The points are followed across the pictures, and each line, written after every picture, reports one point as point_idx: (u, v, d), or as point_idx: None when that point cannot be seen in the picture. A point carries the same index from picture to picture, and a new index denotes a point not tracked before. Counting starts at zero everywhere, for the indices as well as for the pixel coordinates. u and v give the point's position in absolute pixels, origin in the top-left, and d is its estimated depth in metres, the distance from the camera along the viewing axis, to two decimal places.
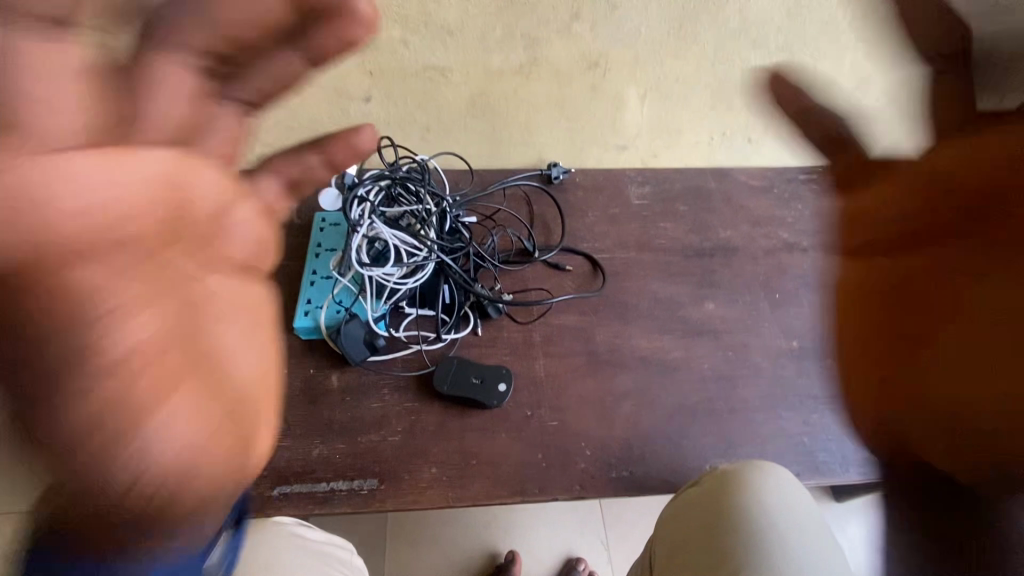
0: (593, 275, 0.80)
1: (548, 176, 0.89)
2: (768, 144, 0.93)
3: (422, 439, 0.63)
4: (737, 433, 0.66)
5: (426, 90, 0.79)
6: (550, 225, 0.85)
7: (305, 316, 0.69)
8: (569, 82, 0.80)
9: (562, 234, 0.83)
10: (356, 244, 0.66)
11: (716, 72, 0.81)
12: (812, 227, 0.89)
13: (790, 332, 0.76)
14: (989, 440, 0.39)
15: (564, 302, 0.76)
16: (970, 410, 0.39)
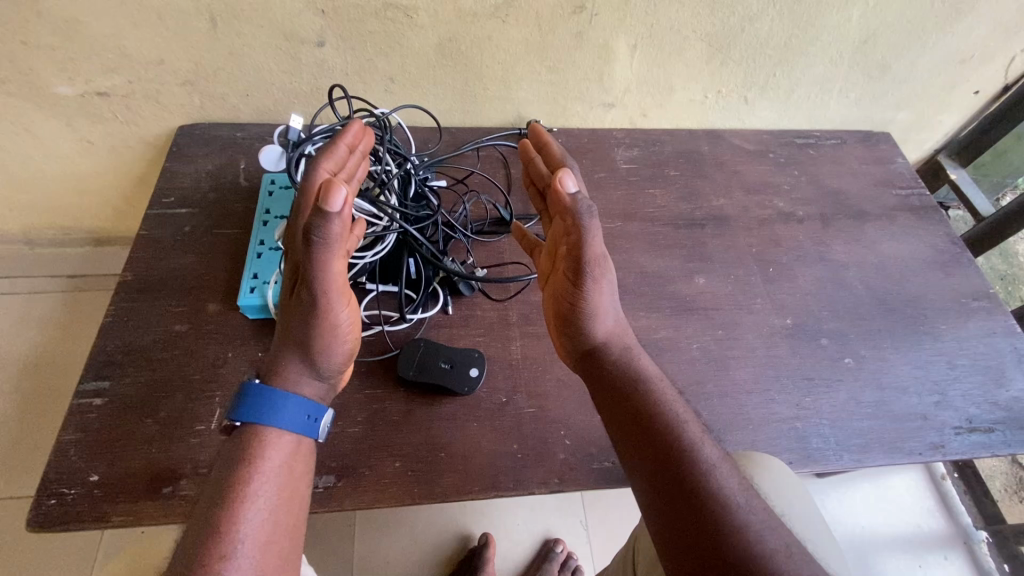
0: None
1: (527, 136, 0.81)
2: (765, 104, 0.86)
3: (385, 430, 0.57)
4: (727, 419, 0.62)
5: (388, 33, 0.69)
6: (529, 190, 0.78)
7: (250, 294, 0.61)
8: (552, 29, 0.71)
9: None
10: None
11: (715, 20, 0.72)
12: (809, 196, 0.83)
13: (784, 310, 0.71)
14: (637, 447, 0.46)
15: None
16: (629, 428, 0.47)
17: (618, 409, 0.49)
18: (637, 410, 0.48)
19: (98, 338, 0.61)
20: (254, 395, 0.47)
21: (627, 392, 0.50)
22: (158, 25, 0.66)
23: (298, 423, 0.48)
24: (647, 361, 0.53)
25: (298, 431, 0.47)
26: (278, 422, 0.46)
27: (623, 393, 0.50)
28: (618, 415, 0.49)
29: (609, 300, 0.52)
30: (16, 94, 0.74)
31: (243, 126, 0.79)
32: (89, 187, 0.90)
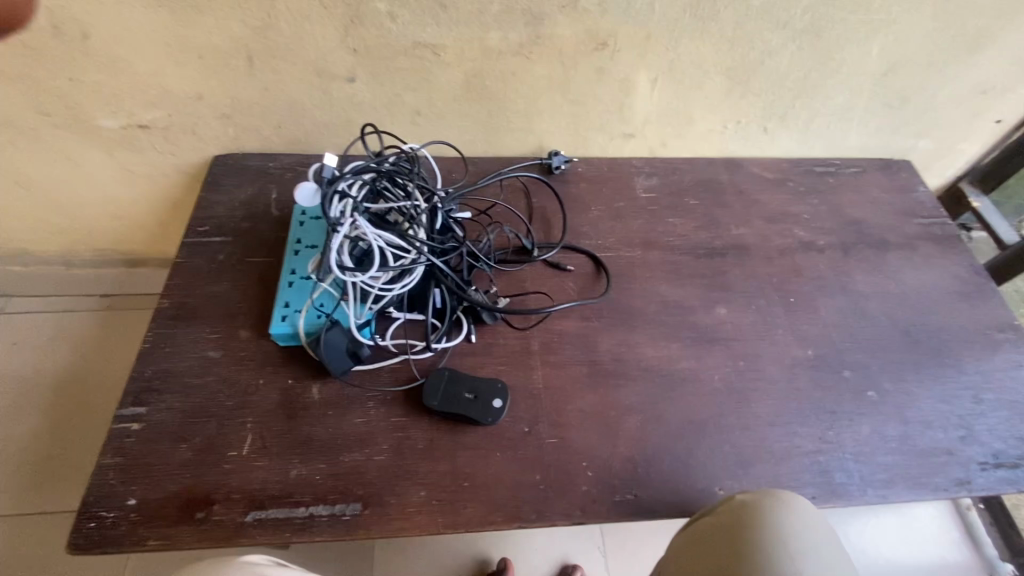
0: (597, 278, 0.74)
1: (549, 166, 0.83)
2: (784, 134, 0.87)
3: (410, 458, 0.58)
4: (750, 451, 0.62)
5: (417, 70, 0.71)
6: (550, 220, 0.79)
7: (282, 322, 0.63)
8: (574, 65, 0.73)
9: (563, 231, 0.78)
10: (336, 246, 0.58)
11: (735, 54, 0.74)
12: (829, 225, 0.83)
13: (805, 341, 0.71)
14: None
15: (564, 306, 0.70)
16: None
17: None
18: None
19: (136, 363, 0.63)
20: None
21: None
22: (199, 63, 0.70)
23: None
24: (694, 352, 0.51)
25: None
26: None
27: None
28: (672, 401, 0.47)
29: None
30: (63, 126, 0.77)
31: (274, 156, 0.82)
32: (126, 212, 0.93)
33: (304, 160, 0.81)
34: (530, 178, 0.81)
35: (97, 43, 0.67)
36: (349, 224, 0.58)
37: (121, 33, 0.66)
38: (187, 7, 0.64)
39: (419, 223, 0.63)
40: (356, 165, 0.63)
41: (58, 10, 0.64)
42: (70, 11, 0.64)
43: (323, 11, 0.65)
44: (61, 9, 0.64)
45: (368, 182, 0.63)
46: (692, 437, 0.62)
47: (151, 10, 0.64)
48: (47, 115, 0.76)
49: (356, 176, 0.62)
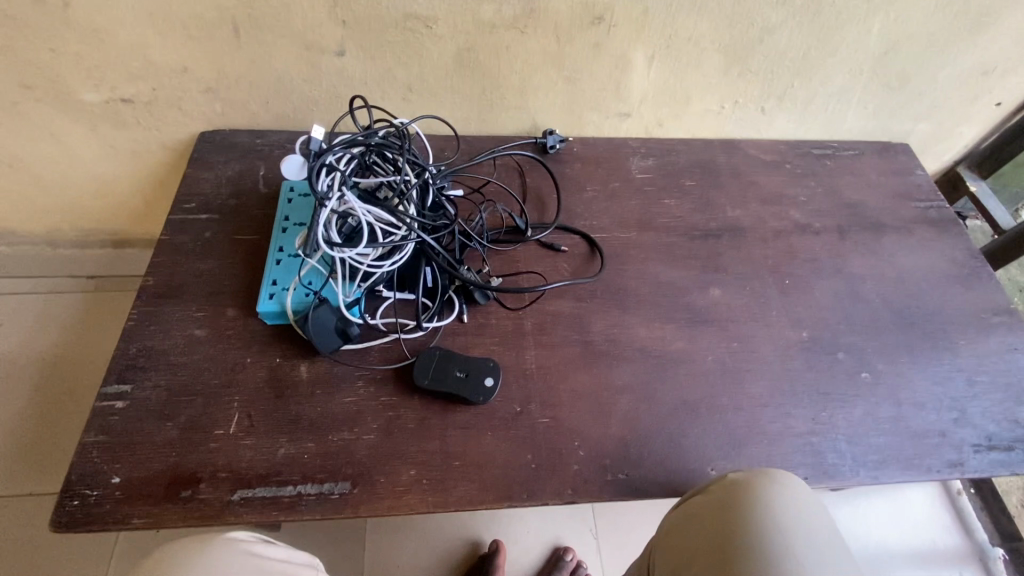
0: (591, 258, 0.73)
1: (543, 146, 0.82)
2: (782, 115, 0.85)
3: (400, 438, 0.57)
4: (743, 432, 0.61)
5: (408, 43, 0.69)
6: (545, 200, 0.78)
7: (269, 299, 0.62)
8: (569, 40, 0.71)
9: (557, 211, 0.76)
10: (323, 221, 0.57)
11: (734, 30, 0.72)
12: (826, 207, 0.82)
13: (800, 323, 0.70)
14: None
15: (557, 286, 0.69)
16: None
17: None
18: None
19: (120, 341, 0.62)
20: None
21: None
22: (183, 34, 0.67)
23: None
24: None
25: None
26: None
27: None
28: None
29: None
30: (43, 100, 0.75)
31: (263, 132, 0.80)
32: (112, 190, 0.92)
33: (293, 137, 0.80)
34: (523, 157, 0.80)
35: (76, 12, 0.65)
36: (337, 198, 0.57)
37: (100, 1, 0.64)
38: None
39: (410, 199, 0.62)
40: (344, 139, 0.61)
41: None
42: None
43: None
44: None
45: (357, 157, 0.62)
46: (685, 418, 0.62)
47: None
48: (26, 87, 0.73)
49: (345, 151, 0.61)
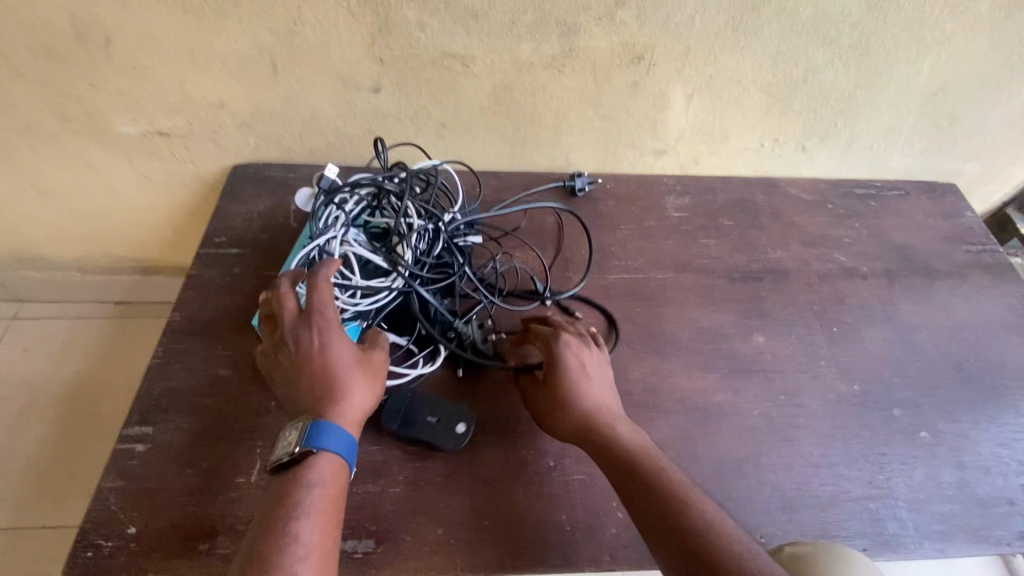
0: (606, 329, 0.67)
1: (570, 189, 0.80)
2: (823, 155, 0.83)
3: (427, 492, 0.54)
4: (794, 495, 0.57)
5: (444, 81, 0.69)
6: (572, 251, 0.74)
7: None
8: (607, 79, 0.70)
9: (583, 280, 0.71)
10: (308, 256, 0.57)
11: (777, 70, 0.70)
12: (872, 250, 0.79)
13: (850, 375, 0.66)
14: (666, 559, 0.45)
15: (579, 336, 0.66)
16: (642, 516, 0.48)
17: (630, 490, 0.49)
18: (646, 492, 0.48)
19: (144, 380, 0.60)
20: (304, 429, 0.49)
21: (625, 472, 0.50)
22: (222, 71, 0.68)
23: (342, 448, 0.49)
24: (630, 424, 0.54)
25: (342, 455, 0.49)
26: (328, 446, 0.48)
27: (611, 462, 0.51)
28: (619, 489, 0.50)
29: (590, 386, 0.55)
30: (83, 132, 0.76)
31: (295, 167, 0.79)
32: (144, 220, 0.92)
33: (325, 172, 0.79)
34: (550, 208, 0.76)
35: (120, 48, 0.66)
36: (329, 236, 0.58)
37: (144, 39, 0.65)
38: (212, 13, 0.62)
39: (409, 244, 0.60)
40: (359, 178, 0.62)
41: (82, 14, 0.63)
42: (94, 16, 0.63)
43: (351, 19, 0.62)
44: (86, 13, 0.62)
45: (367, 198, 0.62)
46: (730, 478, 0.58)
47: (174, 15, 0.62)
48: (67, 121, 0.74)
49: (356, 191, 0.62)
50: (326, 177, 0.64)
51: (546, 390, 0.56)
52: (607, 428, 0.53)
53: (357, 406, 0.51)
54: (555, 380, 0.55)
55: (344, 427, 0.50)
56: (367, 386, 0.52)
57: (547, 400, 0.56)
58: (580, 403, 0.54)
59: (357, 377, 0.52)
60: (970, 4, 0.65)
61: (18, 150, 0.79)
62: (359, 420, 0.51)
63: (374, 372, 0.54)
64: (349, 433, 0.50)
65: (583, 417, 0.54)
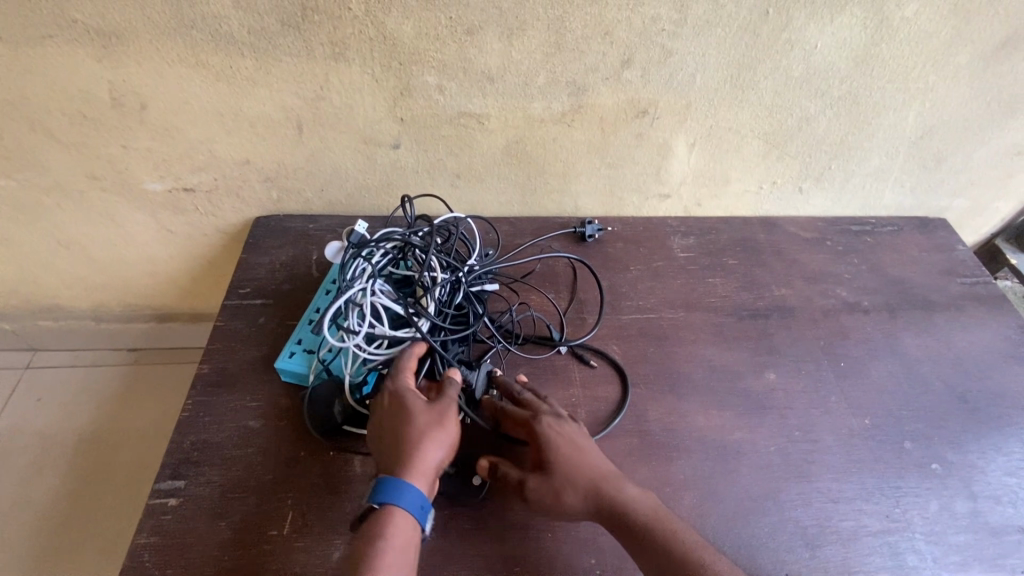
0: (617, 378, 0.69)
1: (581, 235, 0.83)
2: (819, 194, 0.87)
3: (457, 539, 0.55)
4: (814, 532, 0.58)
5: (460, 137, 0.73)
6: (584, 296, 0.77)
7: (288, 357, 0.66)
8: (614, 131, 0.74)
9: (594, 328, 0.73)
10: (336, 306, 0.59)
11: (773, 120, 0.74)
12: (871, 284, 0.82)
13: (860, 409, 0.68)
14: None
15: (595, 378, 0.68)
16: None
17: (653, 556, 0.52)
18: (670, 555, 0.51)
19: (175, 432, 0.62)
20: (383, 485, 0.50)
21: (645, 540, 0.52)
22: (249, 132, 0.71)
23: (414, 505, 0.50)
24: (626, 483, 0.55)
25: (413, 513, 0.49)
26: (399, 505, 0.49)
27: (630, 531, 0.53)
28: (640, 556, 0.52)
29: (584, 460, 0.55)
30: (111, 190, 0.79)
31: (315, 217, 0.83)
32: (164, 269, 0.94)
33: (344, 222, 0.82)
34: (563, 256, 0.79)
35: (153, 113, 0.70)
36: (357, 287, 0.61)
37: (177, 105, 0.68)
38: (243, 81, 0.66)
39: (432, 295, 0.63)
40: (386, 233, 0.66)
41: (120, 84, 0.66)
42: (131, 86, 0.67)
43: (374, 84, 0.66)
44: (124, 83, 0.66)
45: (392, 251, 0.66)
46: (751, 515, 0.59)
47: (207, 83, 0.66)
48: (96, 179, 0.78)
49: (383, 245, 0.65)
50: (358, 232, 0.68)
51: (547, 473, 0.55)
52: (616, 495, 0.54)
53: (430, 459, 0.52)
54: (552, 458, 0.55)
55: (415, 484, 0.51)
56: (444, 433, 0.53)
57: (552, 485, 0.54)
58: (580, 482, 0.54)
59: (422, 427, 0.53)
60: (949, 58, 0.70)
61: (46, 207, 0.81)
62: (434, 470, 0.52)
63: (448, 417, 0.54)
64: (420, 488, 0.51)
65: (586, 492, 0.54)
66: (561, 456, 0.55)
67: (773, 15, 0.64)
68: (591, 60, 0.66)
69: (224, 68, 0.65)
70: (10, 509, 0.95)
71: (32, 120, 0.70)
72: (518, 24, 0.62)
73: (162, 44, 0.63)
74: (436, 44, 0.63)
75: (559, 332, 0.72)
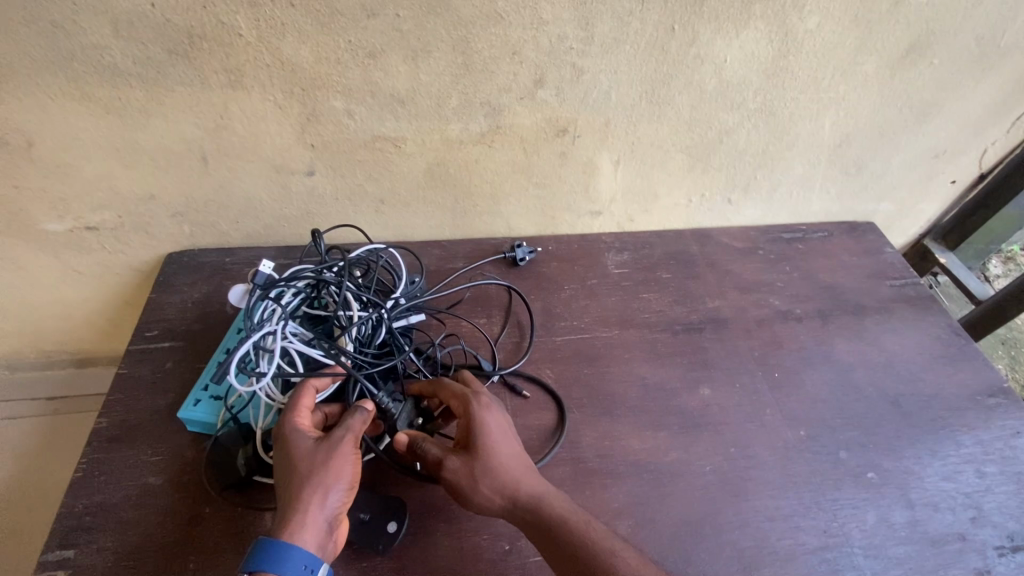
0: (553, 404, 0.66)
1: (512, 259, 0.81)
2: (749, 204, 0.87)
3: None
4: (752, 554, 0.56)
5: (377, 162, 0.70)
6: (519, 320, 0.75)
7: (193, 406, 0.61)
8: (536, 150, 0.73)
9: (527, 354, 0.70)
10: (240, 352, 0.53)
11: (694, 134, 0.74)
12: (804, 292, 0.82)
13: (795, 421, 0.67)
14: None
15: (528, 405, 0.66)
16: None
17: (558, 550, 0.48)
18: (575, 551, 0.48)
19: (64, 497, 0.56)
20: (266, 549, 0.44)
21: (558, 536, 0.49)
22: (150, 165, 0.67)
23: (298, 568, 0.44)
24: (538, 484, 0.52)
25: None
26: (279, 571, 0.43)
27: (541, 528, 0.49)
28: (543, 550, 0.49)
29: (506, 445, 0.53)
30: (3, 232, 0.73)
31: (233, 251, 0.78)
32: (74, 312, 0.88)
33: (264, 254, 0.78)
34: (496, 283, 0.77)
35: (41, 150, 0.65)
36: (265, 331, 0.55)
37: (67, 140, 0.64)
38: (136, 112, 0.62)
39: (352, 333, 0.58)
40: (296, 271, 0.61)
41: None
42: (12, 122, 0.62)
43: (279, 111, 0.63)
44: (2, 119, 0.61)
45: (305, 289, 0.61)
46: (688, 542, 0.57)
47: (96, 116, 0.62)
48: None
49: (293, 284, 0.61)
50: (263, 272, 0.63)
51: (463, 455, 0.52)
52: (525, 502, 0.51)
53: (319, 511, 0.47)
54: (452, 474, 0.52)
55: (302, 543, 0.45)
56: (338, 480, 0.49)
57: (466, 466, 0.52)
58: (500, 466, 0.52)
59: (309, 475, 0.48)
60: (856, 68, 0.72)
61: None
62: (325, 524, 0.47)
63: (342, 460, 0.50)
64: (307, 548, 0.45)
65: (502, 487, 0.51)
66: (481, 438, 0.53)
67: (680, 31, 0.64)
68: (503, 81, 0.64)
69: (113, 100, 0.61)
70: None
71: None
72: (422, 47, 0.60)
73: (41, 77, 0.58)
74: (338, 68, 0.60)
75: (490, 362, 0.68)
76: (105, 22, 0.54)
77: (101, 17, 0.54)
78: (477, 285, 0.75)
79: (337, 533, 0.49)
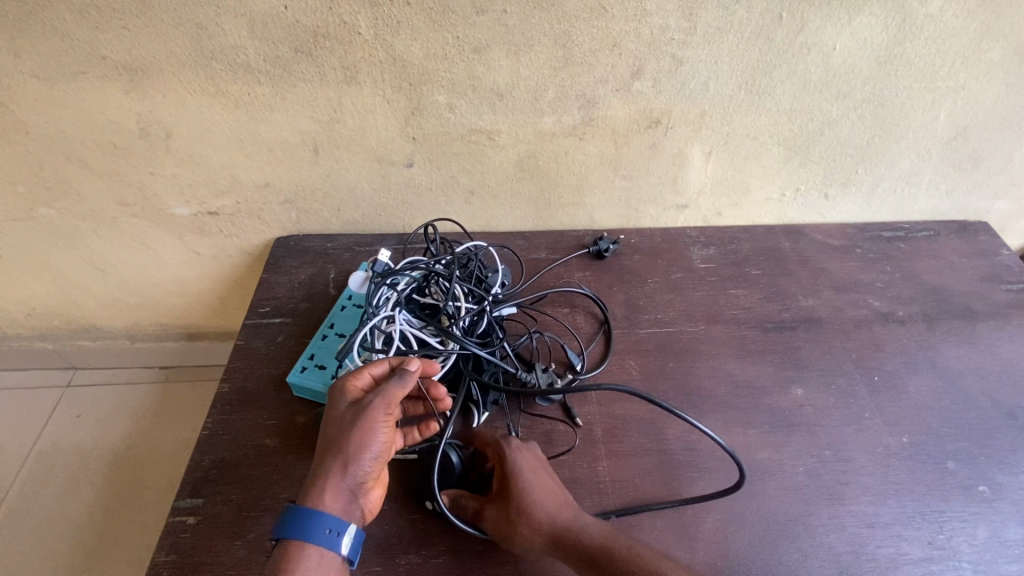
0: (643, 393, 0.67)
1: (597, 251, 0.81)
2: (847, 200, 0.83)
3: (469, 562, 0.54)
4: (849, 559, 0.54)
5: (471, 153, 0.73)
6: (602, 313, 0.75)
7: (300, 371, 0.67)
8: (626, 142, 0.73)
9: (612, 347, 0.71)
10: (362, 331, 0.59)
11: (794, 125, 0.72)
12: (907, 294, 0.78)
13: (896, 427, 0.64)
14: None
15: (612, 393, 0.66)
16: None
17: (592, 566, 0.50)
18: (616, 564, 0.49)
19: (194, 451, 0.63)
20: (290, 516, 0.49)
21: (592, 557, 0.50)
22: (267, 155, 0.73)
23: (326, 534, 0.49)
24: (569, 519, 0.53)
25: (327, 543, 0.49)
26: (303, 538, 0.48)
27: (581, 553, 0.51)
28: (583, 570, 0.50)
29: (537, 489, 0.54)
30: (140, 215, 0.82)
31: (333, 237, 0.84)
32: (190, 291, 0.96)
33: (361, 240, 0.84)
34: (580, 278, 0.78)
35: (177, 141, 0.72)
36: (383, 314, 0.62)
37: (200, 133, 0.71)
38: (261, 107, 0.68)
39: (458, 322, 0.62)
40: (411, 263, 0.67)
41: (146, 115, 0.69)
42: (157, 117, 0.69)
43: (386, 105, 0.67)
44: (149, 114, 0.69)
45: (417, 278, 0.66)
46: (782, 540, 0.55)
47: (226, 111, 0.68)
48: (126, 205, 0.80)
49: (408, 273, 0.66)
50: (382, 262, 0.70)
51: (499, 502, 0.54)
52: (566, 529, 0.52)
53: (347, 482, 0.50)
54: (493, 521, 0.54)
55: (328, 510, 0.50)
56: (364, 457, 0.51)
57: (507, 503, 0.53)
58: (543, 498, 0.53)
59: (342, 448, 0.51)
60: (980, 56, 0.67)
61: (81, 232, 0.85)
62: (351, 493, 0.51)
63: (371, 437, 0.51)
64: (334, 514, 0.50)
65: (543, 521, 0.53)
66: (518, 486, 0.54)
67: (788, 19, 0.62)
68: (601, 72, 0.65)
69: (243, 94, 0.67)
70: (49, 523, 0.99)
71: (67, 150, 0.73)
72: (523, 41, 0.62)
73: (183, 75, 0.65)
74: (445, 64, 0.63)
75: (580, 360, 0.68)
76: (243, 24, 0.60)
77: (240, 18, 0.60)
78: (564, 289, 0.75)
79: (364, 499, 0.52)
